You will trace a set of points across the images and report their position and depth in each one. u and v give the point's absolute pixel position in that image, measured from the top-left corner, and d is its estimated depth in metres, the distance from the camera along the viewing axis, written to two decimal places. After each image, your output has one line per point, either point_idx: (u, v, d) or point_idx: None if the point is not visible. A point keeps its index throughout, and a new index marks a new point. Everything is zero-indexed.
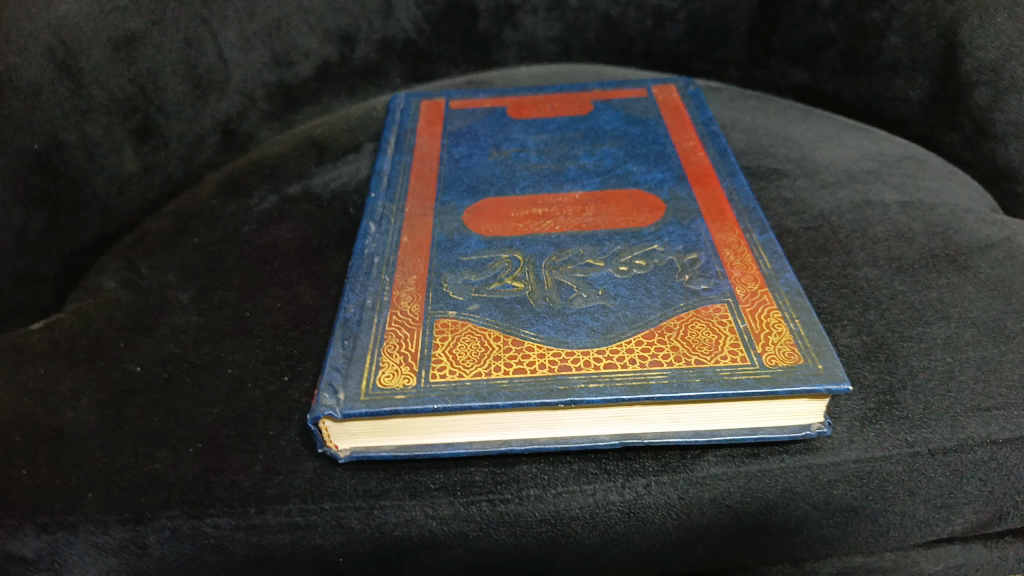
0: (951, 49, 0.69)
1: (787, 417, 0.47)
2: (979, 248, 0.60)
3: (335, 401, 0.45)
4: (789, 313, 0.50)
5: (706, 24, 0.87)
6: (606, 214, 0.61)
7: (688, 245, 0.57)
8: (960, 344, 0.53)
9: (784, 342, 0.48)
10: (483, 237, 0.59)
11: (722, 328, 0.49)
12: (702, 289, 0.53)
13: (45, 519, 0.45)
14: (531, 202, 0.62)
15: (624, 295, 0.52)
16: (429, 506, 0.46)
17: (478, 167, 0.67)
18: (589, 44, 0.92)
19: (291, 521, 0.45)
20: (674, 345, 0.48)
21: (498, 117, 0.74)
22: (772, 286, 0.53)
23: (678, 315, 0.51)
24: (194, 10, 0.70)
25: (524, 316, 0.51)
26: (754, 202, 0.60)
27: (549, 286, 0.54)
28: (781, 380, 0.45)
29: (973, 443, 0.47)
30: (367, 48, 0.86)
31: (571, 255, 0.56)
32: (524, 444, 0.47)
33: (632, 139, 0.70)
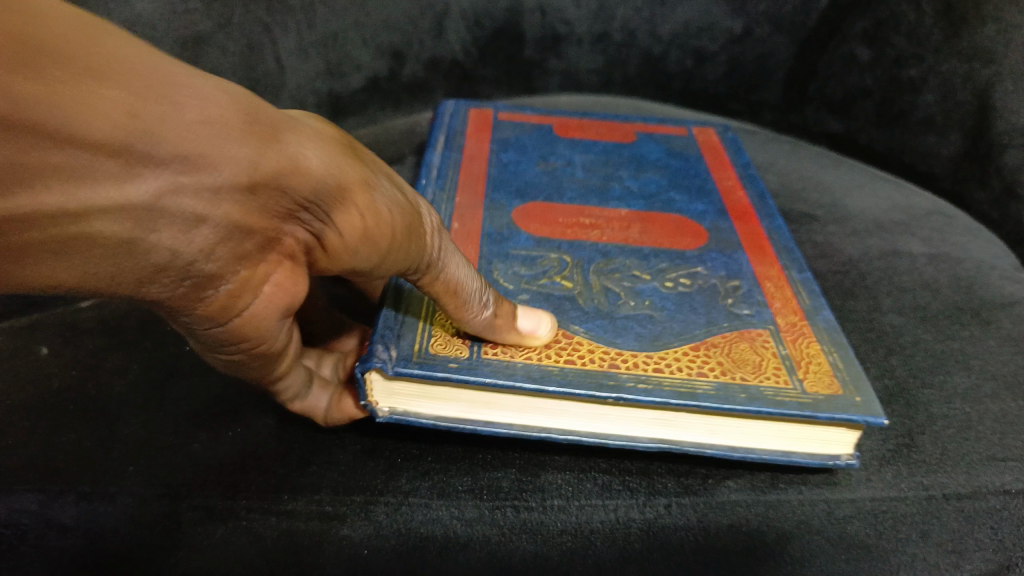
0: (984, 110, 0.72)
1: (821, 444, 0.48)
2: (1003, 304, 0.62)
3: (388, 356, 0.46)
4: (828, 347, 0.52)
5: (745, 67, 0.91)
6: (652, 234, 0.63)
7: (730, 272, 0.59)
8: (980, 395, 0.54)
9: (823, 372, 0.49)
10: (532, 236, 0.61)
11: (766, 351, 0.51)
12: (745, 314, 0.54)
13: (87, 488, 0.47)
14: (579, 212, 0.64)
15: (670, 309, 0.54)
16: (454, 507, 0.48)
17: (525, 172, 0.69)
18: (629, 78, 0.95)
19: (321, 510, 0.47)
20: (719, 361, 0.50)
21: (545, 133, 0.76)
22: (813, 320, 0.54)
23: (723, 334, 0.52)
24: (258, 17, 0.73)
25: (573, 314, 0.53)
26: (793, 243, 0.63)
27: (597, 289, 0.55)
28: (823, 406, 0.46)
29: (986, 492, 0.48)
30: (415, 66, 0.89)
31: (618, 265, 0.58)
32: (563, 433, 0.48)
33: (674, 171, 0.72)
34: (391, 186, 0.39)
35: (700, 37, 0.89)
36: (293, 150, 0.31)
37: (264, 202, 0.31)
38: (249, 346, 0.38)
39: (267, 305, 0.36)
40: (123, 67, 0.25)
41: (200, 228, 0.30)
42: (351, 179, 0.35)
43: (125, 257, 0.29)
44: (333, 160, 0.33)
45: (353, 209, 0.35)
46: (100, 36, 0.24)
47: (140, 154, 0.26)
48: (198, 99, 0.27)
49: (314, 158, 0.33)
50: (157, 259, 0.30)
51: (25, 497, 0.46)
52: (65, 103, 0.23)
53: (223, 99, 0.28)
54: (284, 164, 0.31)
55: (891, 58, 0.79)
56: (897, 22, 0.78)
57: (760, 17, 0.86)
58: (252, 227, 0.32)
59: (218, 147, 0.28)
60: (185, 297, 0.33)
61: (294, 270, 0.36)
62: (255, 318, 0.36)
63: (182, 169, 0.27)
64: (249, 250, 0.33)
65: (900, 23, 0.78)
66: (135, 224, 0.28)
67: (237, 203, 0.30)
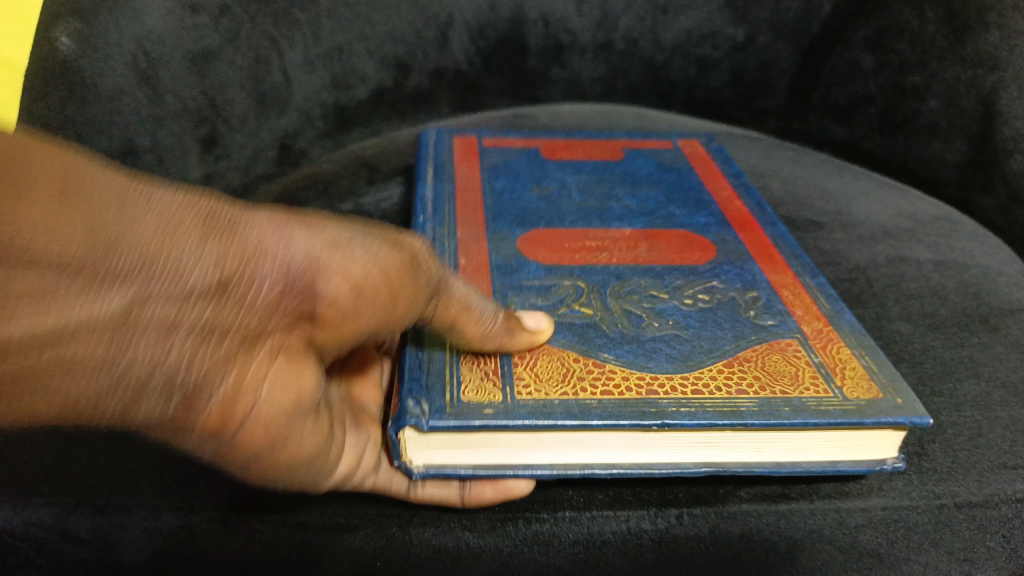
0: (988, 117, 0.72)
1: (864, 451, 0.47)
2: (1011, 311, 0.62)
3: (421, 411, 0.44)
4: (858, 352, 0.52)
5: (749, 76, 0.92)
6: (660, 250, 0.63)
7: (745, 283, 0.59)
8: (990, 403, 0.54)
9: (860, 377, 0.49)
10: (542, 264, 0.61)
11: (799, 361, 0.51)
12: (770, 325, 0.54)
13: (102, 501, 0.47)
14: (584, 235, 0.64)
15: (694, 326, 0.54)
16: (467, 519, 0.48)
17: (523, 200, 0.69)
18: (634, 87, 0.95)
19: (335, 521, 0.47)
20: (756, 375, 0.49)
21: (532, 157, 0.77)
22: (837, 326, 0.54)
23: (752, 347, 0.52)
24: (265, 30, 0.74)
25: (599, 340, 0.52)
26: (801, 249, 0.63)
27: (618, 313, 0.55)
28: (866, 411, 0.46)
29: (998, 499, 0.49)
30: (420, 77, 0.89)
31: (634, 286, 0.58)
32: (607, 468, 0.46)
33: (668, 185, 0.72)
34: (372, 243, 0.42)
35: (703, 45, 0.90)
36: (249, 234, 0.37)
37: (232, 293, 0.36)
38: (286, 457, 0.40)
39: (278, 405, 0.38)
40: (79, 196, 0.33)
41: (178, 333, 0.34)
42: (312, 247, 0.39)
43: (113, 379, 0.33)
44: (293, 242, 0.38)
45: (328, 273, 0.39)
46: (90, 176, 0.34)
47: (101, 269, 0.32)
48: (145, 219, 0.34)
49: (266, 234, 0.37)
50: (143, 374, 0.34)
51: (41, 510, 0.46)
52: (25, 227, 0.31)
53: (172, 214, 0.35)
54: (238, 251, 0.36)
55: (895, 64, 0.80)
56: (900, 30, 0.79)
57: (762, 25, 0.88)
58: (228, 322, 0.35)
59: (169, 253, 0.34)
60: (186, 418, 0.36)
61: (300, 364, 0.39)
62: (270, 425, 0.38)
63: (146, 277, 0.33)
64: (235, 348, 0.36)
65: (903, 30, 0.79)
66: (112, 340, 0.33)
67: (206, 297, 0.35)
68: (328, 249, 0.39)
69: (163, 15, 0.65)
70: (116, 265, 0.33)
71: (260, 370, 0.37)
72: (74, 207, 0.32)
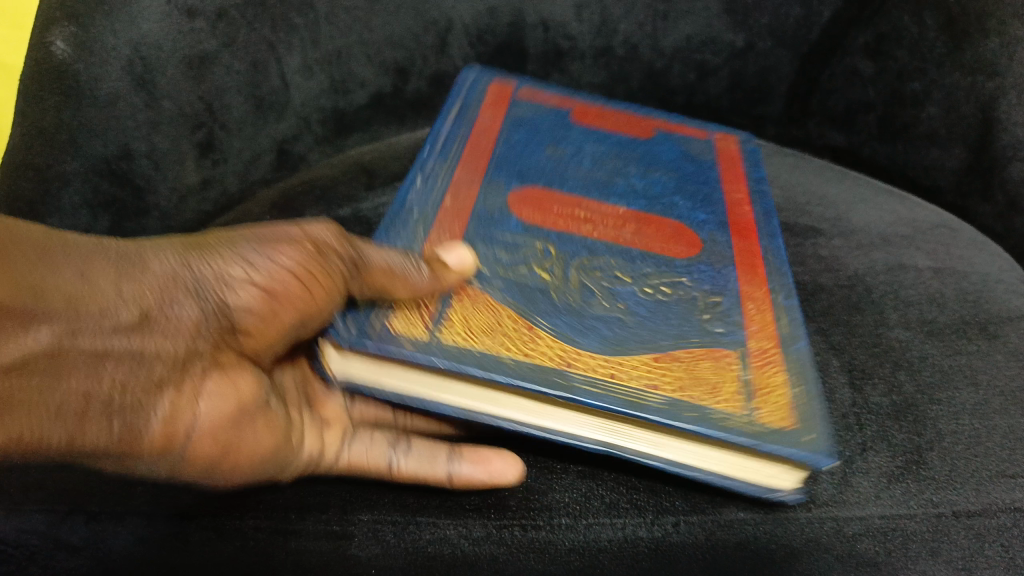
0: (987, 123, 0.73)
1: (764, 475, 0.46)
2: (1009, 319, 0.62)
3: (345, 331, 0.46)
4: (796, 380, 0.50)
5: (747, 82, 0.91)
6: (644, 237, 0.61)
7: (714, 287, 0.58)
8: (988, 411, 0.54)
9: (783, 404, 0.48)
10: (522, 222, 0.60)
11: (727, 373, 0.50)
12: (718, 331, 0.54)
13: (95, 508, 0.46)
14: (576, 203, 0.63)
15: (643, 315, 0.54)
16: (463, 526, 0.47)
17: (531, 156, 0.67)
18: (632, 92, 0.94)
19: (330, 529, 0.47)
20: (677, 376, 0.49)
21: (561, 117, 0.73)
22: (785, 350, 0.53)
23: (689, 349, 0.52)
24: (263, 36, 0.73)
25: (542, 306, 0.52)
26: (788, 266, 0.61)
27: (573, 286, 0.55)
28: (768, 438, 0.45)
29: (996, 508, 0.49)
30: (419, 82, 0.89)
31: (602, 264, 0.57)
32: (511, 423, 0.47)
33: (685, 175, 0.70)
34: (278, 246, 0.46)
35: (702, 51, 0.89)
36: (155, 270, 0.43)
37: (156, 322, 0.41)
38: (241, 461, 0.45)
39: (220, 413, 0.43)
40: (15, 251, 0.38)
41: (108, 360, 0.39)
42: (218, 269, 0.44)
43: (55, 413, 0.38)
44: (195, 268, 0.44)
45: (238, 287, 0.45)
46: (21, 236, 0.39)
47: (30, 311, 0.37)
48: (69, 268, 0.39)
49: (169, 264, 0.43)
50: (81, 403, 0.38)
51: (33, 517, 0.46)
52: None
53: (89, 259, 0.41)
54: (149, 285, 0.42)
55: (893, 71, 0.80)
56: (899, 37, 0.79)
57: (762, 31, 0.86)
58: (156, 349, 0.41)
59: (89, 293, 0.40)
60: (134, 441, 0.40)
61: (230, 374, 0.45)
62: (216, 434, 0.43)
63: (72, 317, 0.38)
64: (166, 370, 0.41)
65: (902, 37, 0.79)
66: (48, 372, 0.37)
67: (131, 328, 0.40)
68: (230, 267, 0.45)
69: (159, 20, 0.64)
70: (47, 307, 0.38)
71: (194, 386, 0.43)
72: (16, 259, 0.37)
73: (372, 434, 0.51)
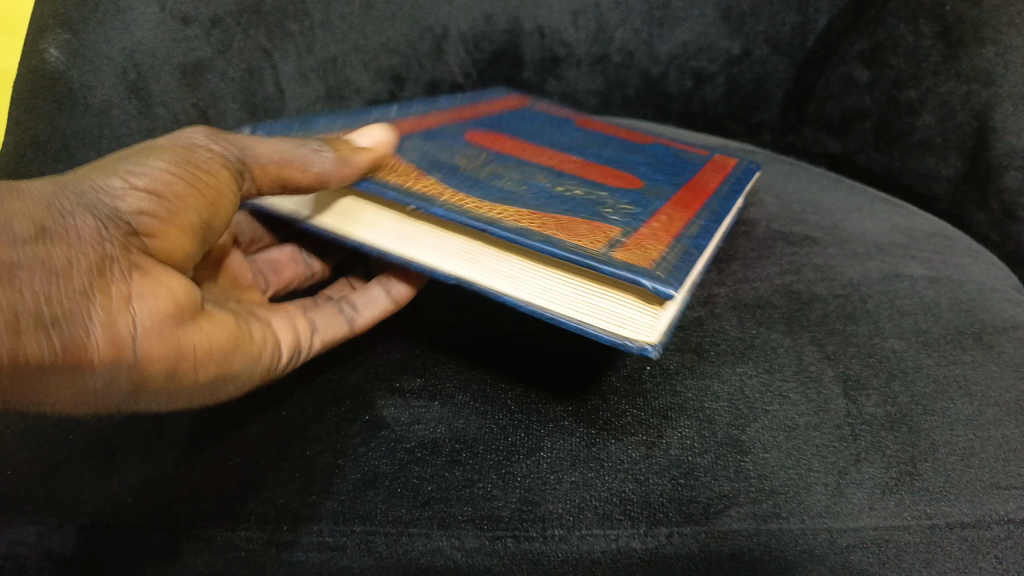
0: (983, 131, 0.71)
1: (615, 320, 0.44)
2: (1005, 328, 0.62)
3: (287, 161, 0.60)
4: (675, 250, 0.48)
5: (743, 90, 0.96)
6: (586, 170, 0.64)
7: (634, 200, 0.57)
8: (983, 422, 0.54)
9: (646, 254, 0.45)
10: (469, 142, 0.67)
11: (601, 231, 0.48)
12: (614, 216, 0.52)
13: (85, 520, 0.48)
14: (525, 145, 0.68)
15: (544, 196, 0.54)
16: (455, 537, 0.46)
17: (513, 125, 0.76)
18: (629, 99, 1.00)
19: (322, 541, 0.46)
20: (545, 222, 0.48)
21: (564, 121, 0.82)
22: (681, 240, 0.50)
23: (576, 216, 0.50)
24: (258, 43, 0.73)
25: (445, 175, 0.56)
26: (725, 214, 0.59)
27: (487, 175, 0.58)
28: (608, 260, 0.43)
29: (991, 519, 0.48)
30: (415, 88, 0.91)
31: (527, 173, 0.60)
32: (381, 249, 0.52)
33: (659, 159, 0.72)
34: (149, 153, 0.45)
35: (699, 57, 0.94)
36: (33, 194, 0.38)
37: (54, 234, 0.38)
38: (190, 356, 0.44)
39: (158, 311, 0.41)
40: None
41: (18, 275, 0.36)
42: (97, 182, 0.41)
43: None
44: (79, 184, 0.40)
45: (127, 195, 0.41)
46: None
47: None
48: None
49: (45, 186, 0.39)
50: (9, 318, 0.35)
51: (25, 529, 0.48)
52: None
53: None
54: (35, 203, 0.38)
55: (891, 79, 0.81)
56: (894, 45, 0.80)
57: (758, 37, 0.91)
58: (67, 260, 0.38)
59: None
60: (78, 349, 0.38)
61: (156, 269, 0.42)
62: (159, 332, 0.41)
63: None
64: (87, 280, 0.38)
65: (898, 45, 0.79)
66: None
67: (32, 242, 0.37)
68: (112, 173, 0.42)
69: (153, 27, 0.65)
70: None
71: (123, 293, 0.40)
72: None
73: (335, 326, 0.59)
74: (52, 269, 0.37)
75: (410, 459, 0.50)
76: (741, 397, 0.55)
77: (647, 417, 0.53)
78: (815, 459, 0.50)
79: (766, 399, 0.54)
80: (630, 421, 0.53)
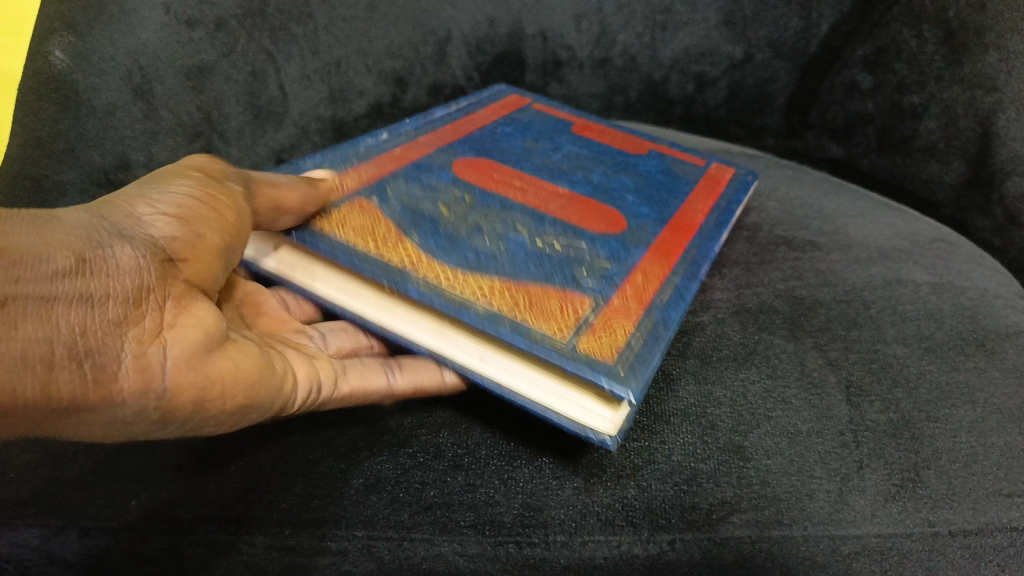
0: (987, 138, 0.71)
1: (580, 409, 0.45)
2: (1008, 335, 0.62)
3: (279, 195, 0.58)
4: (640, 331, 0.49)
5: (746, 93, 0.96)
6: (569, 208, 0.63)
7: (612, 254, 0.57)
8: (985, 429, 0.54)
9: (611, 343, 0.47)
10: (454, 175, 0.66)
11: (571, 312, 0.49)
12: (586, 283, 0.53)
13: (88, 523, 0.47)
14: (513, 176, 0.67)
15: (520, 256, 0.55)
16: (457, 543, 0.46)
17: (503, 142, 0.75)
18: (630, 103, 1.02)
19: (324, 546, 0.46)
20: (516, 301, 0.49)
21: (559, 125, 0.82)
22: (650, 315, 0.51)
23: (548, 287, 0.51)
24: (262, 45, 0.73)
25: (424, 229, 0.56)
26: (705, 262, 0.60)
27: (467, 223, 0.58)
28: (573, 358, 0.45)
29: (993, 527, 0.48)
30: (417, 90, 0.90)
31: (508, 218, 0.60)
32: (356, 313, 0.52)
33: (651, 182, 0.72)
34: (172, 180, 0.46)
35: (702, 62, 0.95)
36: (73, 225, 0.40)
37: (90, 263, 0.39)
38: (220, 390, 0.42)
39: (189, 342, 0.41)
40: None
41: (53, 304, 0.37)
42: (128, 211, 0.42)
43: (20, 360, 0.36)
44: (115, 216, 0.42)
45: (158, 222, 0.42)
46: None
47: None
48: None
49: (84, 216, 0.41)
50: (44, 349, 0.36)
51: (28, 531, 0.47)
52: None
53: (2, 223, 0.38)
54: (73, 236, 0.39)
55: (892, 85, 0.81)
56: (898, 50, 0.80)
57: (761, 43, 0.91)
58: (103, 290, 0.39)
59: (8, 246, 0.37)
60: (108, 380, 0.38)
61: (189, 304, 0.42)
62: (190, 362, 0.40)
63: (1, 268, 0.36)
64: (123, 310, 0.39)
65: (902, 50, 0.79)
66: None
67: (71, 272, 0.38)
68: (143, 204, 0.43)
69: (158, 30, 0.64)
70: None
71: (156, 322, 0.40)
72: None
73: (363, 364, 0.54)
74: (87, 298, 0.38)
75: (413, 464, 0.50)
76: (744, 403, 0.54)
77: (649, 423, 0.53)
78: (817, 466, 0.50)
79: (769, 406, 0.54)
80: (632, 426, 0.53)
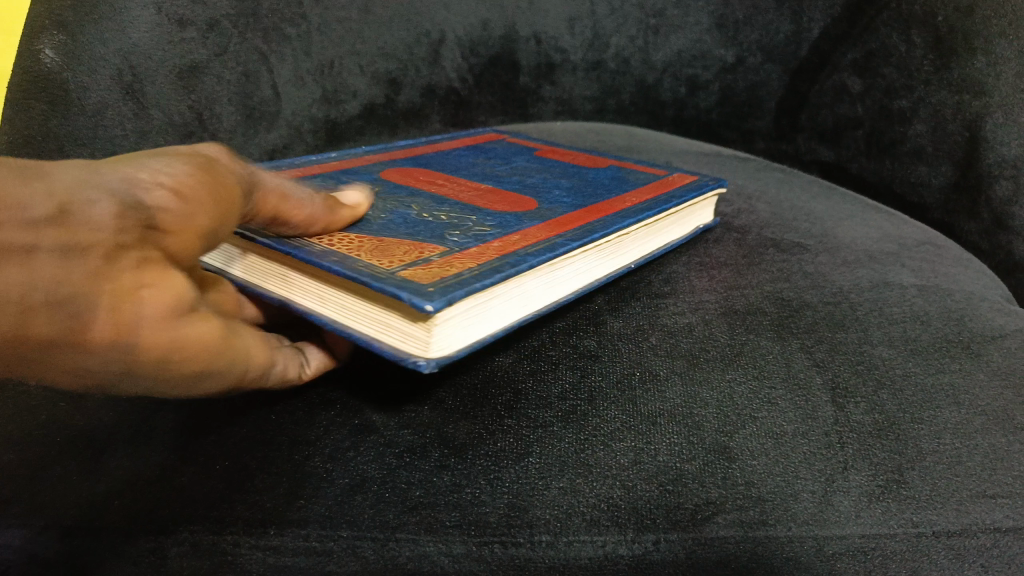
0: (974, 142, 0.71)
1: (399, 335, 0.46)
2: (993, 337, 0.62)
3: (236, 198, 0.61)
4: (481, 266, 0.49)
5: (738, 97, 1.01)
6: (480, 198, 0.66)
7: (501, 224, 0.59)
8: (970, 431, 0.54)
9: (437, 272, 0.48)
10: (379, 176, 0.70)
11: (417, 255, 0.51)
12: (454, 241, 0.54)
13: (70, 523, 0.48)
14: (437, 176, 0.72)
15: (406, 227, 0.57)
16: (442, 543, 0.46)
17: (450, 158, 0.80)
18: (623, 104, 1.07)
19: (308, 546, 0.46)
20: (361, 247, 0.52)
21: (522, 151, 0.85)
22: (510, 259, 0.51)
23: (412, 244, 0.53)
24: (254, 45, 0.74)
25: None
26: (606, 226, 0.59)
27: (376, 209, 0.61)
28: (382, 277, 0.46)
29: (977, 528, 0.48)
30: (411, 92, 0.91)
31: (412, 206, 0.63)
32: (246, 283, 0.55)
33: (589, 182, 0.74)
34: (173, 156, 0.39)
35: (694, 65, 1.01)
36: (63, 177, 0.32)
37: (75, 219, 0.32)
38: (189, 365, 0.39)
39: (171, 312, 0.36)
40: None
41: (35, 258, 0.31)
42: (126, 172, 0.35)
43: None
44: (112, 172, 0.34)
45: (152, 189, 0.35)
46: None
47: None
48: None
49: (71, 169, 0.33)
50: (22, 294, 0.31)
51: (9, 532, 0.48)
52: None
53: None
54: (59, 183, 0.32)
55: (881, 88, 0.82)
56: (887, 54, 0.81)
57: (751, 46, 0.97)
58: (88, 252, 0.32)
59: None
60: (83, 333, 0.33)
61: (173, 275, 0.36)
62: (166, 328, 0.36)
63: None
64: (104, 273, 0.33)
65: (891, 55, 0.80)
66: None
67: (52, 224, 0.31)
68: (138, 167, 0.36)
69: (149, 29, 0.65)
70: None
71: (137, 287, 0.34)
72: None
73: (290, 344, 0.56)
74: (72, 256, 0.32)
75: (399, 464, 0.50)
76: (730, 404, 0.55)
77: (637, 423, 0.53)
78: (802, 467, 0.50)
79: (754, 407, 0.54)
80: (619, 427, 0.53)
